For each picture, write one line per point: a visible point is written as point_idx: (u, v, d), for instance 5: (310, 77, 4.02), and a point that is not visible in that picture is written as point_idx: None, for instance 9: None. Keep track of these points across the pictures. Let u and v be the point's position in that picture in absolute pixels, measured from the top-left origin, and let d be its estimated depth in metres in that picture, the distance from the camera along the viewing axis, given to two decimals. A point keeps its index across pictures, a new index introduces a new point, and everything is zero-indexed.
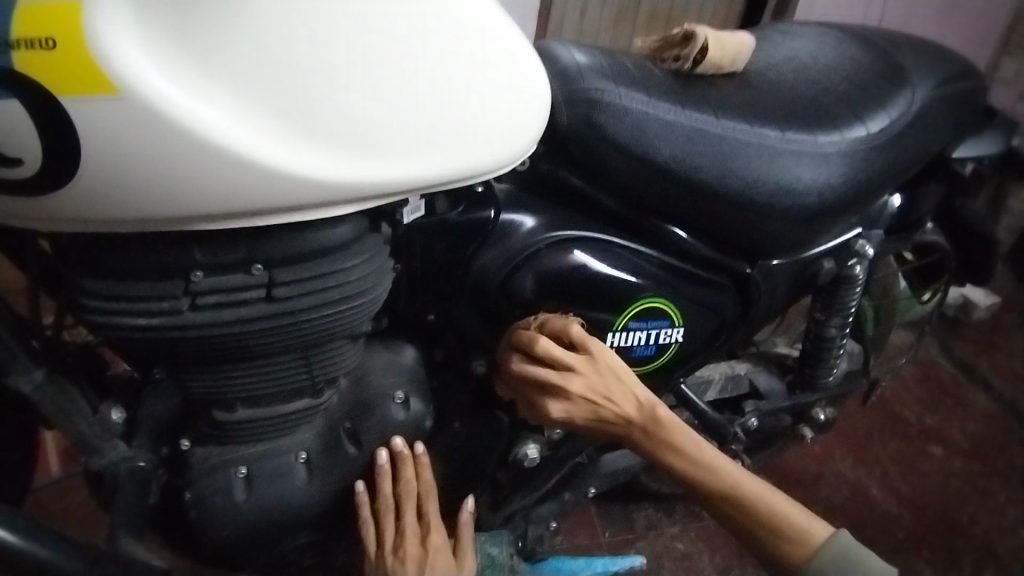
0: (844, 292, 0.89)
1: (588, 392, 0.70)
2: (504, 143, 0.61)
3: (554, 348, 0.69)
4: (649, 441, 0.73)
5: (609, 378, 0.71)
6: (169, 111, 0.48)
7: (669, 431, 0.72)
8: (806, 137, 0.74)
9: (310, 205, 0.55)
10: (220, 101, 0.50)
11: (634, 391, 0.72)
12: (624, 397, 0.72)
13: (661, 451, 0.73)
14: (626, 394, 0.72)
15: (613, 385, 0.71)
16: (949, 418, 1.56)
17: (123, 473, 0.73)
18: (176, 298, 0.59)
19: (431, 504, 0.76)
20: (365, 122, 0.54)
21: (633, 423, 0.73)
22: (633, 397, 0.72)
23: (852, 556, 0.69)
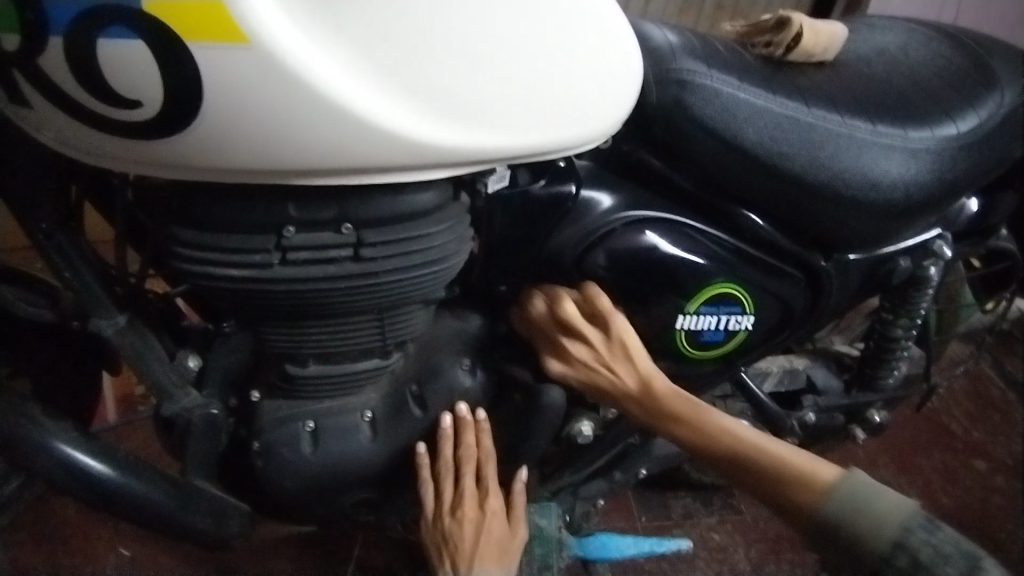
0: (915, 292, 0.87)
1: (595, 368, 0.74)
2: (592, 121, 0.62)
3: (569, 313, 0.72)
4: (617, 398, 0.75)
5: (618, 358, 0.73)
6: (290, 65, 0.49)
7: (631, 390, 0.74)
8: (896, 132, 0.72)
9: (407, 167, 0.56)
10: (338, 59, 0.51)
11: (620, 358, 0.74)
12: (621, 365, 0.74)
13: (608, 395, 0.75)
14: (629, 362, 0.74)
15: (612, 357, 0.74)
16: (999, 435, 1.52)
17: (196, 419, 0.76)
18: (268, 252, 0.61)
19: (490, 467, 0.78)
20: (468, 89, 0.54)
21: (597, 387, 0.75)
22: (619, 363, 0.74)
23: (863, 495, 0.66)
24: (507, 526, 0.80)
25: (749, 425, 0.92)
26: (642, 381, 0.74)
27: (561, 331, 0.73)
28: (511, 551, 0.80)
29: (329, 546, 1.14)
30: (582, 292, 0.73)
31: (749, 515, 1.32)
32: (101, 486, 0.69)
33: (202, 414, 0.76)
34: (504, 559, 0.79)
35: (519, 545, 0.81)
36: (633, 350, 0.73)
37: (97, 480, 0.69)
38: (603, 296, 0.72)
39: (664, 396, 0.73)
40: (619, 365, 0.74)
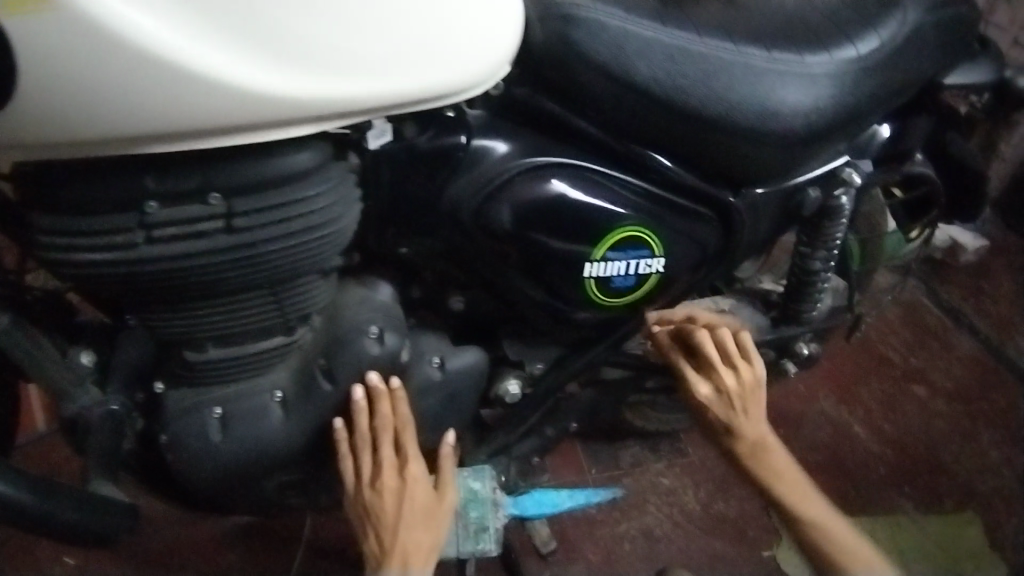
0: (828, 224, 0.87)
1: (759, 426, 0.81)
2: (470, 62, 0.58)
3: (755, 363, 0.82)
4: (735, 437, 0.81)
5: (749, 390, 0.80)
6: (112, 23, 0.46)
7: (749, 423, 0.80)
8: (792, 57, 0.71)
9: (264, 124, 0.53)
10: (167, 14, 0.48)
11: (750, 404, 0.81)
12: (759, 408, 0.82)
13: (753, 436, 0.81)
14: (748, 400, 0.81)
15: (748, 399, 0.81)
16: (934, 359, 1.58)
17: (96, 417, 0.72)
18: (132, 232, 0.57)
19: (411, 434, 0.74)
20: (317, 36, 0.52)
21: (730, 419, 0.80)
22: (754, 405, 0.81)
23: None
24: (434, 496, 0.76)
25: None
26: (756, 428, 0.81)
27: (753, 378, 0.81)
28: (438, 522, 0.75)
29: (274, 531, 1.11)
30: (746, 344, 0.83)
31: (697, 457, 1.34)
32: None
33: (101, 412, 0.72)
34: (431, 532, 0.74)
35: (447, 517, 0.76)
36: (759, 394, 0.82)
37: None
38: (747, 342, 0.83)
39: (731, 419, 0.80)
40: (744, 402, 0.81)
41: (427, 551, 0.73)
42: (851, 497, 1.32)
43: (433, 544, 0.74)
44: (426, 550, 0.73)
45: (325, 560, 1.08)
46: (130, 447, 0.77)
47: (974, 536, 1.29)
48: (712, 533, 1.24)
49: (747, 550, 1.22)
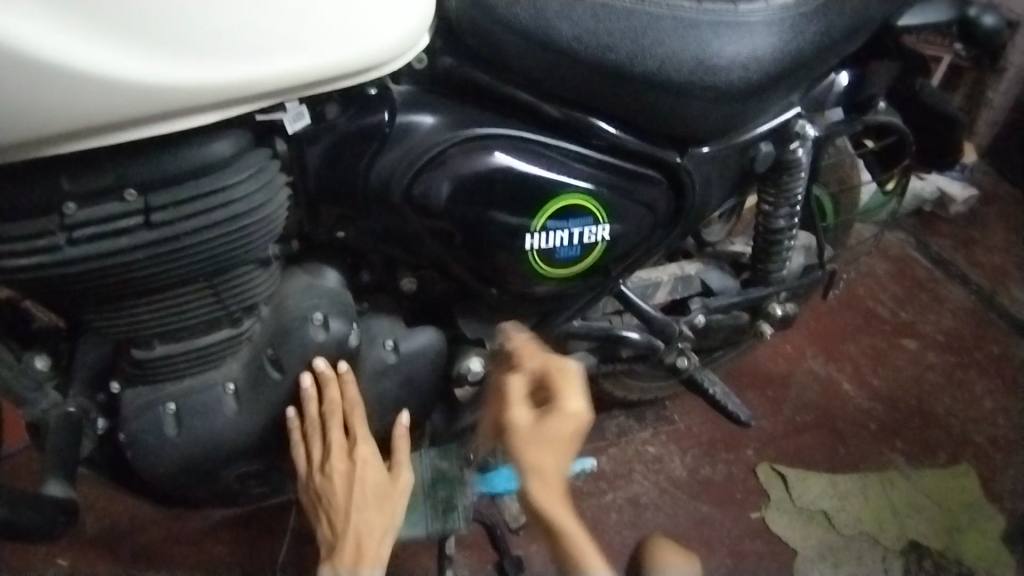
0: (787, 177, 0.85)
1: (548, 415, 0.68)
2: (377, 37, 0.57)
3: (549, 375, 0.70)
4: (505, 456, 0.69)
5: (513, 409, 0.68)
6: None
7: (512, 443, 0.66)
8: (725, 7, 0.69)
9: (163, 117, 0.53)
10: (46, 12, 0.47)
11: (531, 437, 0.66)
12: (551, 461, 0.64)
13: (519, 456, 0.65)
14: (518, 426, 0.67)
15: (515, 423, 0.67)
16: (924, 312, 1.56)
17: (53, 419, 0.73)
18: (53, 234, 0.56)
19: (359, 414, 0.74)
20: (209, 21, 0.51)
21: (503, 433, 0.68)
22: (535, 441, 0.65)
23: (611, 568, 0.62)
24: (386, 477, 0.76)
25: (638, 339, 0.90)
26: (539, 477, 0.64)
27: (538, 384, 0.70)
28: (392, 504, 0.75)
29: (261, 521, 1.12)
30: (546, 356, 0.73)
31: (682, 423, 1.34)
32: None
33: (58, 413, 0.73)
34: (386, 513, 0.75)
35: (401, 497, 0.76)
36: (561, 439, 0.65)
37: None
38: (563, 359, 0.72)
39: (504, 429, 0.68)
40: (511, 426, 0.67)
41: (381, 531, 0.74)
42: (841, 455, 1.32)
43: (388, 523, 0.74)
44: (380, 530, 0.74)
45: (314, 545, 1.10)
46: (92, 447, 0.77)
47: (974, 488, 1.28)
48: (699, 497, 1.24)
49: (736, 513, 1.23)
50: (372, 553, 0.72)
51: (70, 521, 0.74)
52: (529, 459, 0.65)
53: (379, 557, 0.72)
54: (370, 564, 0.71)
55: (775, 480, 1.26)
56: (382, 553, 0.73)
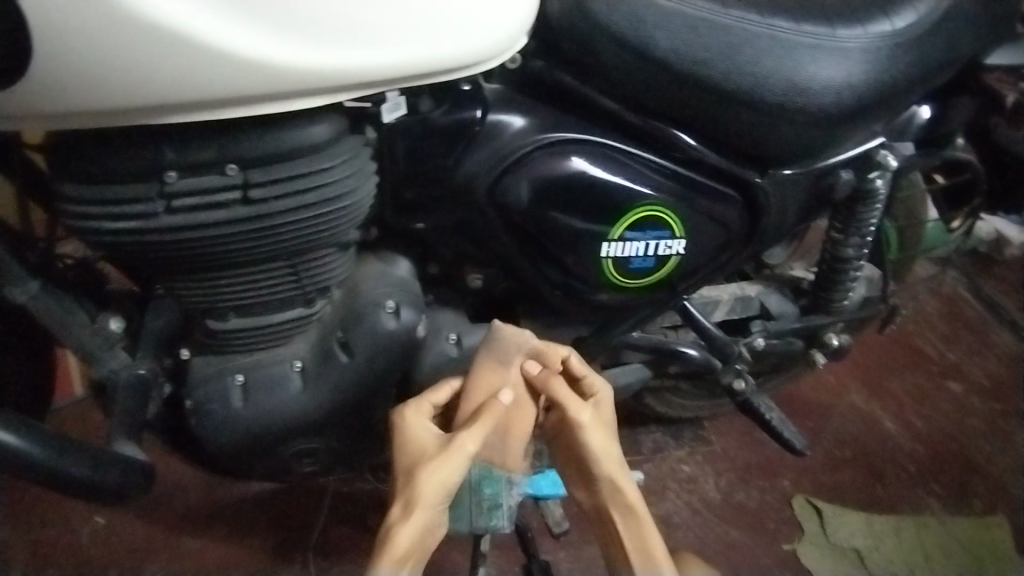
0: (863, 208, 0.84)
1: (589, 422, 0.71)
2: (481, 36, 0.58)
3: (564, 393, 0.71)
4: (578, 468, 0.72)
5: (584, 430, 0.70)
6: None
7: (595, 453, 0.70)
8: (823, 30, 0.69)
9: (270, 96, 0.53)
10: None
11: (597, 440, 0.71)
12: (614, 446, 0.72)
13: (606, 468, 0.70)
14: (597, 434, 0.70)
15: (598, 430, 0.70)
16: (972, 355, 1.51)
17: (123, 380, 0.73)
18: (152, 201, 0.58)
19: (439, 393, 0.72)
20: (326, 5, 0.52)
21: (581, 451, 0.70)
22: (601, 441, 0.71)
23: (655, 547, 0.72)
24: (434, 448, 0.67)
25: (698, 356, 0.91)
26: (613, 465, 0.71)
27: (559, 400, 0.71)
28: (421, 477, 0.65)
29: (297, 499, 1.14)
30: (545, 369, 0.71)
31: (719, 445, 1.32)
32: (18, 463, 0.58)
33: (128, 375, 0.73)
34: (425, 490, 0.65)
35: (433, 470, 0.65)
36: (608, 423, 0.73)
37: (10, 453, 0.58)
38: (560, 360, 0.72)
39: (581, 448, 0.70)
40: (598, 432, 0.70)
41: (403, 506, 0.65)
42: (878, 493, 1.28)
43: (412, 500, 0.64)
44: (401, 505, 0.65)
45: (346, 528, 1.11)
46: (156, 411, 0.79)
47: (1004, 538, 1.24)
48: (731, 522, 1.22)
49: (768, 541, 1.21)
50: (392, 529, 0.64)
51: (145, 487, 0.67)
52: (610, 458, 0.71)
53: (394, 537, 0.63)
54: (383, 544, 0.64)
55: (810, 512, 1.24)
56: (397, 531, 0.63)
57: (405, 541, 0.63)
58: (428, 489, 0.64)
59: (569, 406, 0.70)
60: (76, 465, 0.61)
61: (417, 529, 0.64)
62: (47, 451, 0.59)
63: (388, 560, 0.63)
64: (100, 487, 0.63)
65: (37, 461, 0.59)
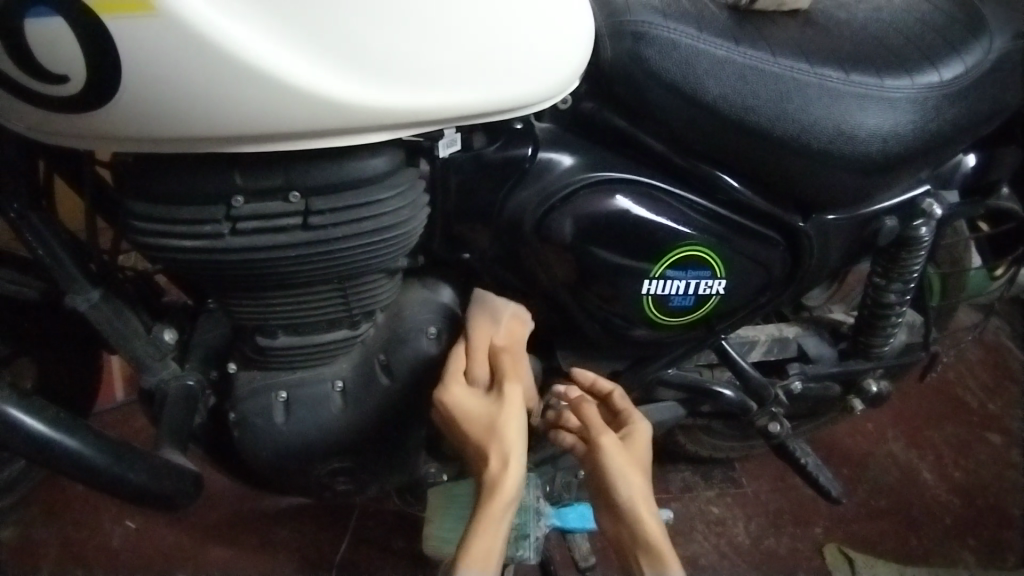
0: (906, 255, 0.83)
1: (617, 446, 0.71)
2: (536, 79, 0.60)
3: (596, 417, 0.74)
4: (601, 495, 0.72)
5: (610, 450, 0.71)
6: (206, 34, 0.50)
7: (616, 476, 0.70)
8: (871, 80, 0.69)
9: (339, 131, 0.56)
10: (254, 25, 0.51)
11: (623, 465, 0.70)
12: (639, 479, 0.71)
13: (627, 494, 0.69)
14: (622, 459, 0.71)
15: (623, 457, 0.71)
16: (1016, 407, 1.46)
17: (172, 390, 0.76)
18: (218, 222, 0.61)
19: (455, 361, 0.73)
20: (394, 48, 0.54)
21: (601, 472, 0.71)
22: (627, 467, 0.70)
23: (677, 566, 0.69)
24: (490, 406, 0.70)
25: (732, 397, 0.90)
26: (637, 491, 0.70)
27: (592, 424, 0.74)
28: (501, 430, 0.69)
29: (326, 517, 1.15)
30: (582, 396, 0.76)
31: (750, 488, 1.30)
32: (75, 465, 0.61)
33: (177, 385, 0.76)
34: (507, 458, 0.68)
35: (513, 420, 0.70)
36: (638, 453, 0.73)
37: (68, 455, 0.61)
38: (603, 387, 0.77)
39: (602, 469, 0.70)
40: (622, 458, 0.71)
41: (502, 459, 0.68)
42: (914, 546, 1.24)
43: (510, 452, 0.68)
44: (500, 458, 0.68)
45: (371, 549, 1.12)
46: (201, 421, 0.81)
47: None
48: (760, 568, 1.19)
49: None
50: (497, 482, 0.67)
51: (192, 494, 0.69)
52: (633, 483, 0.70)
53: (501, 488, 0.67)
54: (492, 499, 0.67)
55: (842, 563, 1.20)
56: (503, 482, 0.67)
57: (516, 489, 0.67)
58: (517, 438, 0.69)
59: (599, 427, 0.73)
60: (130, 470, 0.63)
61: (520, 476, 0.68)
62: (104, 455, 0.62)
63: (498, 512, 0.66)
64: (152, 493, 0.65)
65: (95, 464, 0.62)
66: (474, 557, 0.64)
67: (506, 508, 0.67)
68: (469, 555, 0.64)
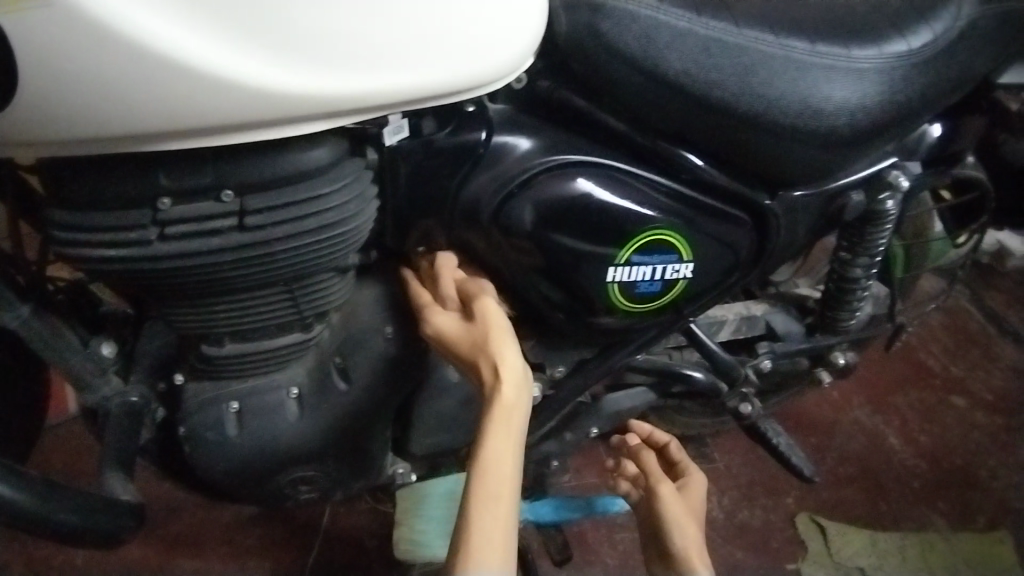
0: (872, 229, 0.81)
1: (671, 490, 0.85)
2: (488, 58, 0.56)
3: (653, 465, 0.89)
4: (658, 538, 0.83)
5: (665, 491, 0.84)
6: (108, 16, 0.44)
7: (672, 514, 0.82)
8: (837, 51, 0.67)
9: (273, 122, 0.51)
10: (164, 6, 0.45)
11: (676, 503, 0.83)
12: (693, 525, 0.82)
13: (680, 537, 0.80)
14: (678, 503, 0.83)
15: (678, 500, 0.83)
16: (976, 369, 1.50)
17: (115, 408, 0.70)
18: (143, 228, 0.55)
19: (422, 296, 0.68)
20: (328, 28, 0.49)
21: (657, 515, 0.83)
22: (680, 505, 0.83)
23: None
24: (465, 323, 0.65)
25: (703, 378, 0.89)
26: (686, 526, 0.81)
27: (650, 472, 0.88)
28: (482, 342, 0.63)
29: (296, 519, 1.12)
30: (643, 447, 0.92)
31: (722, 462, 1.31)
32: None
33: (120, 402, 0.70)
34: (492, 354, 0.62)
35: (495, 328, 0.63)
36: (693, 500, 0.85)
37: None
38: (661, 439, 0.94)
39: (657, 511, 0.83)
40: (679, 505, 0.83)
41: (491, 366, 0.62)
42: (883, 510, 1.26)
43: (500, 357, 0.62)
44: (490, 368, 0.62)
45: (344, 548, 1.09)
46: (149, 437, 0.76)
47: (1005, 554, 1.22)
48: (735, 542, 1.20)
49: (772, 560, 1.18)
50: (492, 394, 0.61)
51: (139, 522, 0.65)
52: (683, 519, 0.81)
53: (495, 394, 0.61)
54: (492, 409, 0.61)
55: (814, 531, 1.22)
56: (498, 391, 0.61)
57: (514, 395, 0.61)
58: (506, 344, 0.62)
59: (657, 475, 0.87)
60: (61, 510, 0.58)
61: (520, 382, 0.62)
62: (30, 495, 0.56)
63: (501, 421, 0.60)
64: (88, 529, 0.60)
65: (21, 506, 0.56)
66: (488, 469, 0.59)
67: (511, 418, 0.61)
68: (483, 473, 0.59)
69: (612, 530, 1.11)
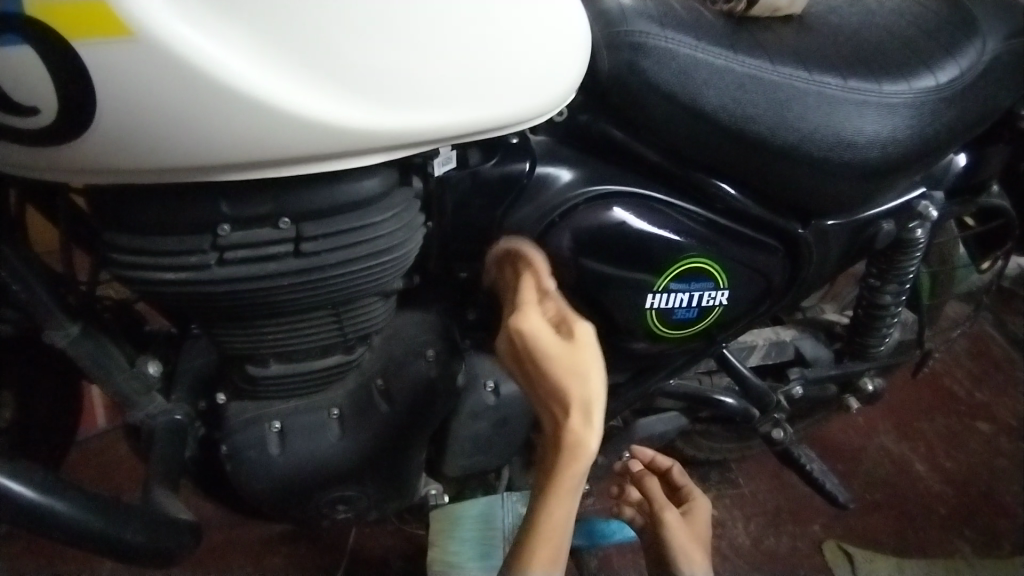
0: (903, 257, 0.83)
1: (676, 521, 0.81)
2: (535, 95, 0.59)
3: (655, 491, 0.84)
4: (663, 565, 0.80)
5: (668, 521, 0.81)
6: (190, 58, 0.47)
7: (677, 545, 0.79)
8: (869, 86, 0.69)
9: (335, 155, 0.54)
10: (239, 49, 0.48)
11: (682, 532, 0.80)
12: (700, 553, 0.79)
13: (688, 568, 0.77)
14: (683, 531, 0.80)
15: (682, 528, 0.80)
16: (1002, 394, 1.49)
17: (159, 425, 0.72)
18: (204, 253, 0.58)
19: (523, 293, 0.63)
20: (389, 69, 0.52)
21: (663, 544, 0.80)
22: (685, 534, 0.80)
23: None
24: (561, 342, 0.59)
25: (734, 404, 0.90)
26: (692, 557, 0.78)
27: (651, 499, 0.84)
28: (571, 373, 0.58)
29: (320, 541, 1.12)
30: (644, 473, 0.87)
31: (747, 488, 1.30)
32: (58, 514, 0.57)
33: (164, 420, 0.72)
34: (577, 391, 0.57)
35: (593, 367, 0.58)
36: (699, 526, 0.82)
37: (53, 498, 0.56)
38: (662, 462, 0.90)
39: (664, 540, 0.80)
40: (682, 531, 0.80)
41: (580, 410, 0.57)
42: (911, 538, 1.24)
43: (588, 400, 0.57)
44: (578, 410, 0.57)
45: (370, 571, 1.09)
46: (190, 454, 0.77)
47: None
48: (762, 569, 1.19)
49: None
50: (573, 438, 0.57)
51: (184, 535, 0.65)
52: (687, 548, 0.78)
53: (579, 446, 0.56)
54: (573, 463, 0.57)
55: (842, 559, 1.20)
56: (584, 441, 0.56)
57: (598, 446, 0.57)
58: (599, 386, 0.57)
59: (661, 502, 0.83)
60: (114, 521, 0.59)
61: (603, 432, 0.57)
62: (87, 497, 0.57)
63: (577, 472, 0.57)
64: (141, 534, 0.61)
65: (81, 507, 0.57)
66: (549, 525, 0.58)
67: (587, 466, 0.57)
68: (550, 515, 0.58)
69: (637, 555, 1.11)
